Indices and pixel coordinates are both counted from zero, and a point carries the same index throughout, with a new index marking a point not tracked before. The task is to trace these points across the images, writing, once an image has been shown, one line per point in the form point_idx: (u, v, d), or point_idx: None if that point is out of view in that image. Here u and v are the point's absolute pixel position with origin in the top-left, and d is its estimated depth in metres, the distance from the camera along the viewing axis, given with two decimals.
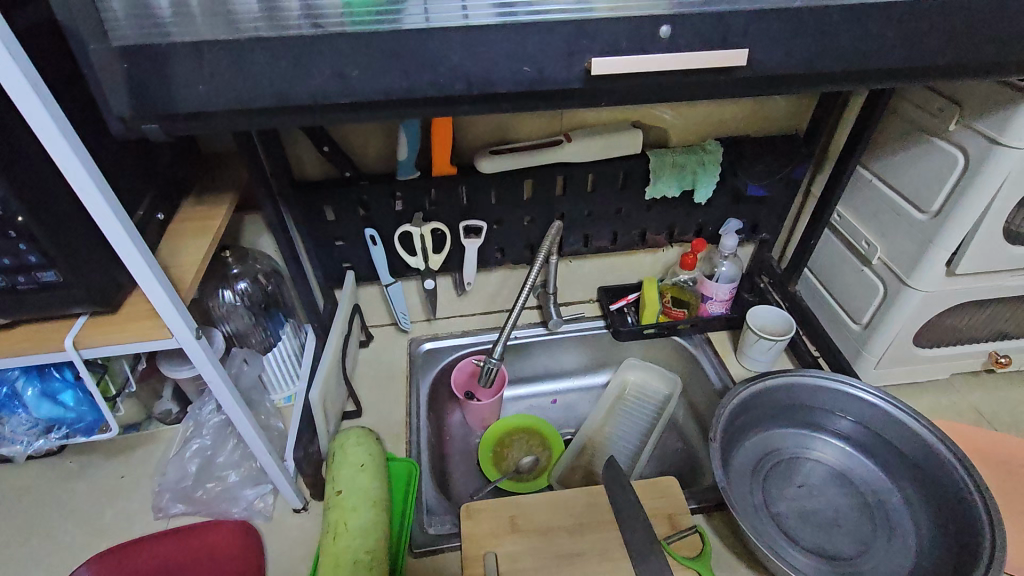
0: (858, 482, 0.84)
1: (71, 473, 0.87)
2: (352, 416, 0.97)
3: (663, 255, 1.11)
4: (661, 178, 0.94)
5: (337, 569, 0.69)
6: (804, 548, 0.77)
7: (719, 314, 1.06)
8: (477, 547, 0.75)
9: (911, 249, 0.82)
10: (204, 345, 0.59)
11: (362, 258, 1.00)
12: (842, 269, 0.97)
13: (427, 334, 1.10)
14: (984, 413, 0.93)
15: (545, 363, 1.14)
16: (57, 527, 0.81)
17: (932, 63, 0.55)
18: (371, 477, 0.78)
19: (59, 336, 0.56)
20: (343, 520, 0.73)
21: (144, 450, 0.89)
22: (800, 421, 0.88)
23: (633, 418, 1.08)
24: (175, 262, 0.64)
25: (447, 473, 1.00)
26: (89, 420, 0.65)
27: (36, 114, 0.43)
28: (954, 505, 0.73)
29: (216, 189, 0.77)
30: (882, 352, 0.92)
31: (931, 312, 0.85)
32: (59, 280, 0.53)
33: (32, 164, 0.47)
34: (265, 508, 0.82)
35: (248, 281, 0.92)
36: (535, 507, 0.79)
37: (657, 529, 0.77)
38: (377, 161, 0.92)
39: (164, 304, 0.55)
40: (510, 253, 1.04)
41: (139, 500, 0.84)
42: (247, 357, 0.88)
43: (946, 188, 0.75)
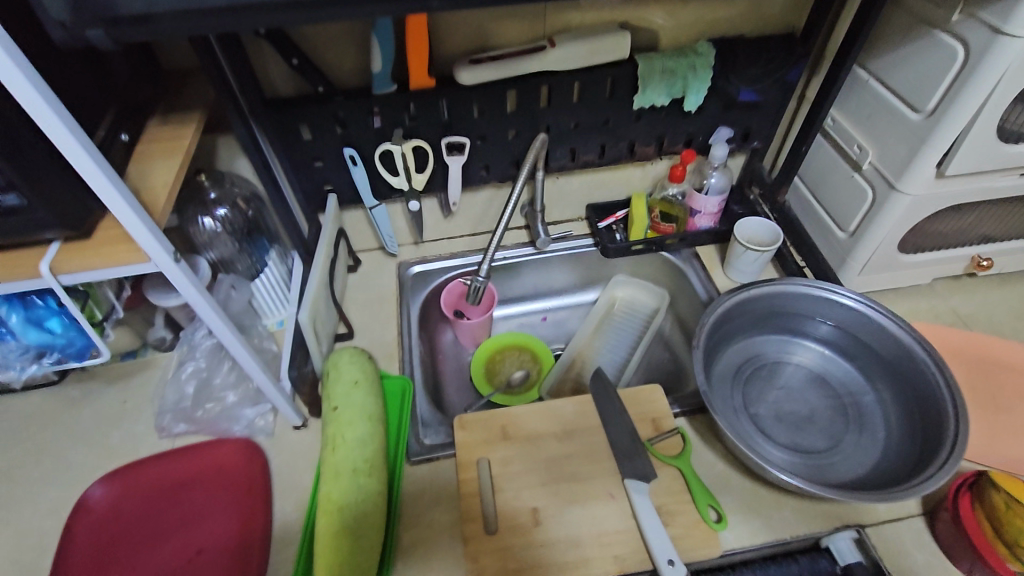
0: (834, 384, 0.87)
1: (73, 401, 0.89)
2: (345, 338, 0.98)
3: (652, 169, 1.09)
4: (650, 86, 0.90)
5: (338, 477, 0.73)
6: (779, 444, 0.81)
7: (708, 227, 1.06)
8: (470, 454, 0.79)
9: (902, 153, 0.80)
10: (184, 270, 0.58)
11: (343, 179, 0.97)
12: (832, 177, 0.95)
13: (415, 257, 1.10)
14: (962, 316, 0.95)
15: (535, 282, 1.15)
16: (66, 449, 0.85)
17: None
18: (365, 393, 0.81)
19: (35, 263, 0.56)
20: (340, 433, 0.76)
21: (142, 376, 0.91)
22: (782, 328, 0.91)
23: (622, 332, 1.11)
24: (146, 184, 0.62)
25: (441, 390, 1.03)
26: (79, 345, 0.66)
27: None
28: (924, 400, 0.77)
29: (182, 107, 0.73)
30: (866, 259, 0.92)
31: (918, 217, 0.85)
32: (24, 204, 0.51)
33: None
34: (265, 426, 0.85)
35: (227, 207, 0.90)
36: (526, 416, 0.83)
37: (641, 432, 0.81)
38: (352, 74, 0.88)
39: (137, 228, 0.53)
40: (496, 170, 1.01)
41: (142, 423, 0.87)
42: (235, 283, 0.88)
43: (944, 85, 0.72)
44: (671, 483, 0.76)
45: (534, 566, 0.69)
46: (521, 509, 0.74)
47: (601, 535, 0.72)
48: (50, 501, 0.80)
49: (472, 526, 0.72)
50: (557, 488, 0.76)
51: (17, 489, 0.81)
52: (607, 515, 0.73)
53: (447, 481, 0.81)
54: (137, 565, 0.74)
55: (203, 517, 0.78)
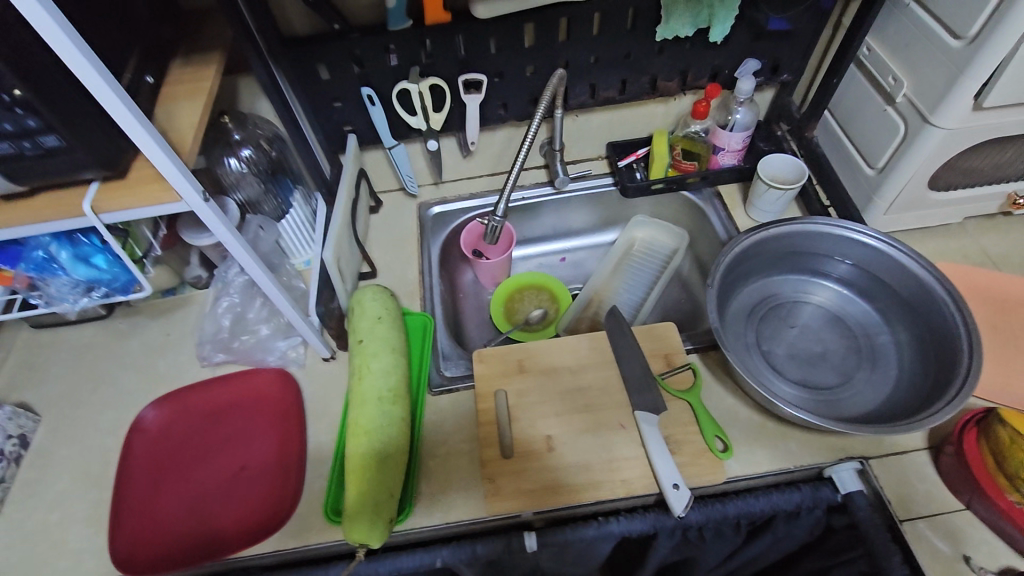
0: (850, 323, 0.88)
1: (122, 333, 0.96)
2: (369, 276, 1.02)
3: (676, 105, 1.06)
4: (674, 16, 0.86)
5: (364, 403, 0.78)
6: (790, 380, 0.83)
7: (731, 166, 1.04)
8: (488, 386, 0.84)
9: (939, 83, 0.76)
10: (214, 208, 0.61)
11: (362, 119, 0.98)
12: (863, 110, 0.91)
13: (435, 198, 1.11)
14: (992, 255, 0.93)
15: (553, 222, 1.15)
16: (119, 377, 0.92)
17: None
18: (388, 328, 0.85)
19: (77, 201, 0.59)
20: (365, 364, 0.81)
21: (182, 311, 0.98)
22: (801, 268, 0.90)
23: (639, 273, 1.11)
24: (173, 126, 0.64)
25: (462, 327, 1.07)
26: (123, 280, 0.72)
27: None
28: (941, 338, 0.77)
29: (202, 48, 0.74)
30: (894, 197, 0.90)
31: (952, 151, 0.82)
32: (62, 145, 0.54)
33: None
34: (297, 357, 0.91)
35: (251, 147, 0.93)
36: (542, 351, 0.86)
37: (653, 366, 0.84)
38: (367, 10, 0.87)
39: (168, 168, 0.56)
40: (514, 108, 1.00)
41: (185, 354, 0.93)
42: (263, 224, 0.90)
43: (988, 8, 0.68)
44: (679, 415, 0.79)
45: (547, 486, 0.75)
46: (536, 436, 0.78)
47: (611, 461, 0.76)
48: (110, 421, 0.88)
49: (490, 450, 0.77)
50: (570, 418, 0.80)
51: (79, 411, 0.89)
52: (617, 443, 0.77)
53: (467, 410, 0.86)
54: (190, 478, 0.82)
55: (245, 438, 0.85)
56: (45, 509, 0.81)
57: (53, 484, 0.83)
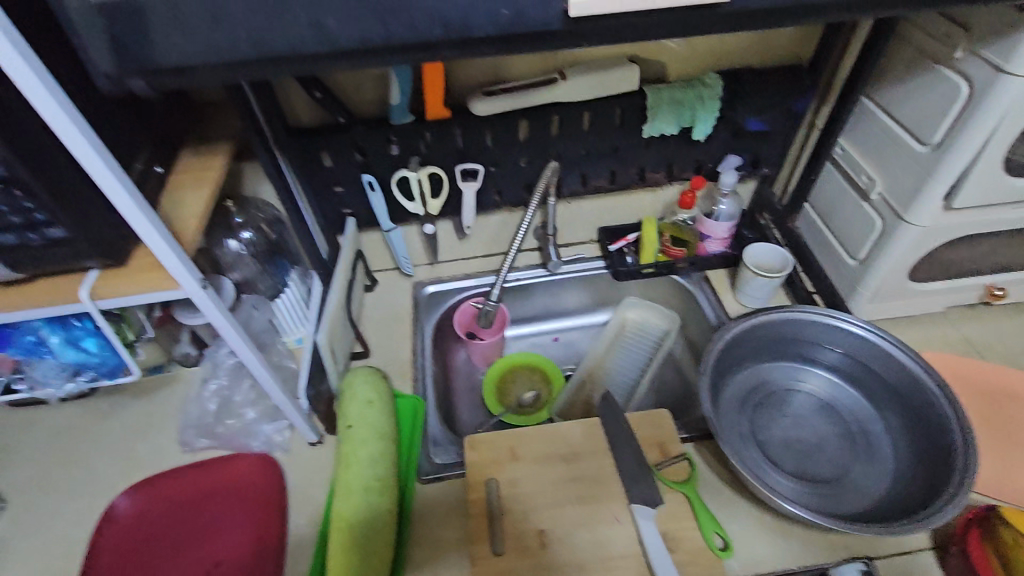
0: (843, 412, 0.87)
1: (102, 413, 0.94)
2: (361, 356, 1.01)
3: (663, 194, 1.10)
4: (660, 116, 0.93)
5: (350, 493, 0.75)
6: (787, 472, 0.81)
7: (719, 252, 1.07)
8: (480, 474, 0.81)
9: (909, 184, 0.81)
10: (211, 295, 0.61)
11: (362, 203, 1.01)
12: (841, 204, 0.96)
13: (430, 277, 1.13)
14: (976, 344, 0.95)
15: (546, 303, 1.17)
16: (96, 460, 0.89)
17: None
18: (378, 412, 0.84)
19: (74, 288, 0.59)
20: (353, 451, 0.79)
21: (167, 390, 0.96)
22: (791, 355, 0.91)
23: (632, 352, 1.12)
24: (177, 214, 0.66)
25: (453, 408, 1.06)
26: (111, 363, 0.70)
27: (20, 71, 0.44)
28: (934, 431, 0.76)
29: (212, 139, 0.78)
30: (877, 287, 0.92)
31: (928, 245, 0.85)
32: (66, 235, 0.55)
33: (18, 115, 0.48)
34: (282, 442, 0.88)
35: (252, 230, 0.95)
36: (535, 438, 0.84)
37: (648, 456, 0.82)
38: (371, 106, 0.92)
39: (169, 257, 0.57)
40: (508, 194, 1.04)
41: (167, 436, 0.91)
42: (257, 303, 0.92)
43: (948, 119, 0.74)
44: (676, 508, 0.77)
45: None
46: (528, 530, 0.75)
47: (606, 559, 0.73)
48: (80, 509, 0.84)
49: (479, 546, 0.74)
50: (563, 511, 0.77)
51: (48, 497, 0.85)
52: (613, 539, 0.74)
53: (456, 500, 0.83)
54: (160, 573, 0.77)
55: (221, 530, 0.81)
56: None
57: None
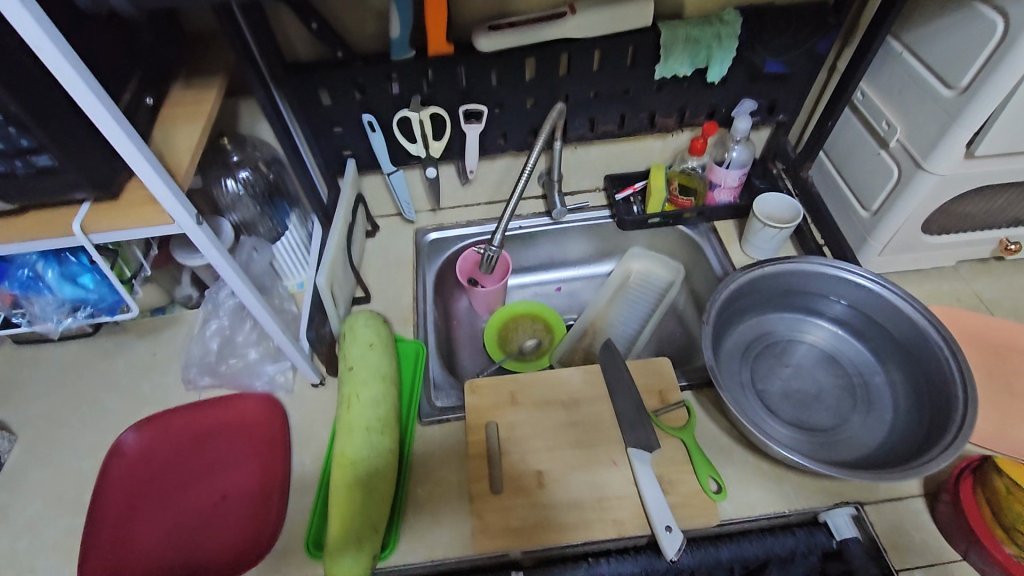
0: (845, 364, 0.87)
1: (107, 352, 0.95)
2: (362, 302, 1.01)
3: (673, 141, 1.07)
4: (673, 55, 0.88)
5: (352, 432, 0.76)
6: (785, 421, 0.82)
7: (727, 202, 1.05)
8: (480, 417, 0.82)
9: (932, 131, 0.77)
10: (206, 231, 0.60)
11: (362, 145, 0.98)
12: (859, 153, 0.93)
13: (432, 224, 1.11)
14: (985, 299, 0.93)
15: (550, 252, 1.15)
16: (102, 396, 0.90)
17: None
18: (379, 355, 0.84)
19: (67, 220, 0.58)
20: (355, 392, 0.79)
21: (170, 331, 0.96)
22: (795, 306, 0.90)
23: (636, 304, 1.11)
24: (169, 147, 0.64)
25: (454, 355, 1.06)
26: (110, 300, 0.70)
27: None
28: (936, 382, 0.76)
29: (204, 71, 0.74)
30: (889, 239, 0.90)
31: (946, 196, 0.82)
32: (55, 165, 0.54)
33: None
34: (285, 382, 0.89)
35: (249, 170, 0.92)
36: (535, 383, 0.85)
37: (647, 403, 0.82)
38: (371, 40, 0.88)
39: (161, 191, 0.56)
40: (513, 138, 1.01)
41: (171, 375, 0.92)
42: (256, 246, 0.89)
43: (980, 60, 0.69)
44: (673, 453, 0.78)
45: (537, 524, 0.73)
46: (526, 471, 0.77)
47: (602, 500, 0.74)
48: (89, 443, 0.86)
49: (479, 485, 0.76)
50: (562, 453, 0.78)
51: (57, 431, 0.87)
52: (610, 481, 0.76)
53: (456, 441, 0.85)
54: (168, 505, 0.80)
55: (227, 465, 0.83)
56: (15, 534, 0.78)
57: (25, 507, 0.80)
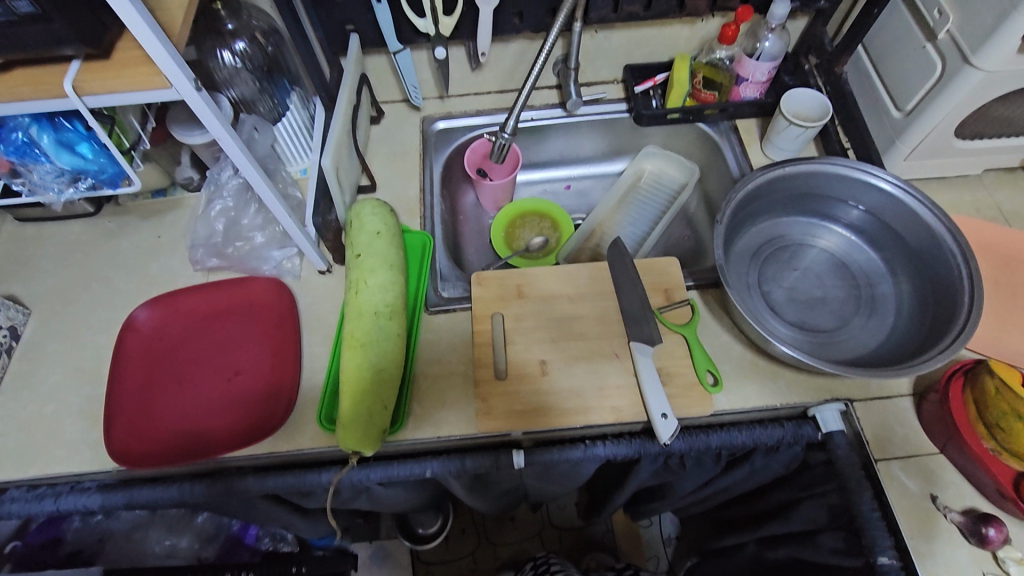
0: (853, 269, 0.87)
1: (111, 233, 0.94)
2: (368, 190, 0.98)
3: (701, 28, 0.99)
4: None
5: (361, 316, 0.77)
6: (787, 322, 0.83)
7: (752, 99, 0.99)
8: (486, 308, 0.83)
9: (987, 21, 0.71)
10: (206, 99, 0.57)
11: (365, 18, 0.93)
12: (899, 47, 0.86)
13: (440, 112, 1.06)
14: (1005, 210, 0.91)
15: (561, 148, 1.11)
16: (110, 276, 0.90)
17: None
18: (387, 244, 0.83)
19: (58, 80, 0.54)
20: (363, 279, 0.79)
21: (174, 213, 0.95)
22: (811, 210, 0.89)
23: (646, 205, 1.09)
24: (160, 3, 0.58)
25: (460, 249, 1.05)
26: (111, 172, 0.68)
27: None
28: (943, 288, 0.76)
29: None
30: (917, 143, 0.86)
31: (987, 95, 0.78)
32: (37, 12, 0.49)
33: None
34: (292, 268, 0.89)
35: (246, 41, 0.85)
36: (542, 277, 0.85)
37: (652, 300, 0.83)
38: None
39: (156, 50, 0.51)
40: (530, 17, 0.93)
41: (178, 257, 0.92)
42: (257, 125, 0.85)
43: None
44: (674, 348, 0.80)
45: (539, 408, 0.76)
46: (530, 360, 0.79)
47: (603, 388, 0.77)
48: (102, 320, 0.87)
49: (484, 371, 0.78)
50: (566, 345, 0.80)
51: (69, 308, 0.88)
52: (611, 371, 0.78)
53: (462, 332, 0.86)
54: (185, 379, 0.82)
55: (240, 343, 0.85)
56: (39, 401, 0.81)
57: (46, 377, 0.83)
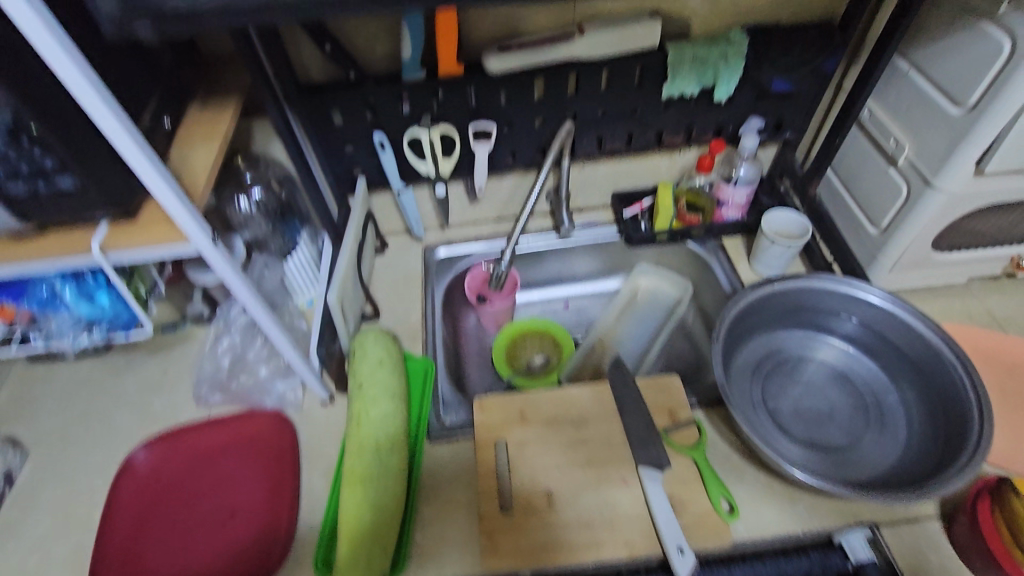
0: (857, 382, 0.87)
1: (118, 369, 0.95)
2: (371, 318, 1.01)
3: (680, 158, 1.07)
4: (679, 75, 0.89)
5: (361, 450, 0.76)
6: (797, 440, 0.81)
7: (735, 219, 1.05)
8: (489, 435, 0.82)
9: (940, 148, 0.78)
10: (221, 250, 0.61)
11: (372, 163, 0.99)
12: (865, 169, 0.93)
13: (441, 241, 1.12)
14: (997, 316, 0.93)
15: (557, 268, 1.16)
16: (112, 414, 0.90)
17: None
18: (389, 373, 0.84)
19: (86, 240, 0.59)
20: (364, 410, 0.80)
21: (181, 348, 0.97)
22: (806, 324, 0.90)
23: (644, 321, 1.11)
24: (187, 168, 0.65)
25: (463, 372, 1.06)
26: (125, 318, 0.71)
27: (18, 5, 0.42)
28: (951, 402, 0.76)
29: (222, 92, 0.75)
30: (898, 257, 0.90)
31: (954, 213, 0.82)
32: (77, 186, 0.55)
33: (18, 53, 0.46)
34: (294, 399, 0.89)
35: (262, 187, 0.93)
36: (545, 401, 0.84)
37: (657, 421, 0.82)
38: (384, 61, 0.89)
39: (179, 213, 0.57)
40: (522, 156, 1.02)
41: (181, 392, 0.92)
42: (267, 262, 0.91)
43: (987, 79, 0.70)
44: (684, 473, 0.77)
45: (547, 545, 0.72)
46: (536, 490, 0.76)
47: (613, 520, 0.73)
48: (99, 461, 0.86)
49: (488, 504, 0.75)
50: (572, 472, 0.78)
51: (67, 449, 0.87)
52: (620, 500, 0.75)
53: (465, 461, 0.84)
54: (178, 524, 0.80)
55: (237, 483, 0.83)
56: (23, 553, 0.78)
57: (35, 526, 0.80)
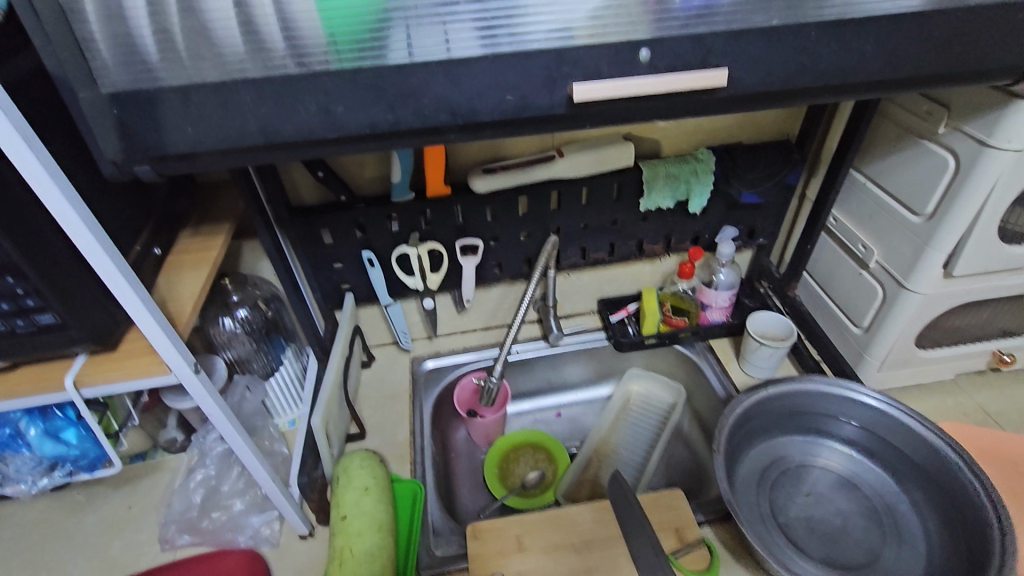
0: (865, 489, 0.84)
1: (78, 507, 0.87)
2: (356, 438, 0.97)
3: (661, 265, 1.11)
4: (655, 190, 0.94)
5: None
6: (813, 558, 0.76)
7: (720, 321, 1.06)
8: (484, 568, 0.75)
9: (908, 253, 0.81)
10: (203, 379, 0.59)
11: (360, 280, 1.00)
12: (840, 272, 0.97)
13: (429, 352, 1.10)
14: (991, 412, 0.93)
15: (548, 376, 1.14)
16: (64, 562, 0.81)
17: (931, 70, 0.54)
18: (375, 501, 0.78)
19: (59, 376, 0.57)
20: (348, 546, 0.73)
21: (149, 480, 0.90)
22: (805, 428, 0.88)
23: (639, 428, 1.08)
24: (173, 295, 0.64)
25: (453, 493, 0.99)
26: (91, 456, 0.66)
27: (21, 153, 0.42)
28: (965, 511, 0.73)
29: (213, 218, 0.77)
30: (884, 356, 0.91)
31: (931, 314, 0.85)
32: (57, 322, 0.53)
33: (18, 198, 0.47)
34: (271, 535, 0.82)
35: (248, 308, 0.92)
36: (544, 525, 0.79)
37: (664, 543, 0.76)
38: (373, 184, 0.92)
39: (163, 345, 0.55)
40: (509, 268, 1.04)
41: (146, 532, 0.84)
42: (250, 383, 0.88)
43: (939, 191, 0.76)
44: None
45: None
46: None
47: None
48: None
49: None
50: None
51: None
52: None
53: None
54: None
55: None
56: None
57: None
